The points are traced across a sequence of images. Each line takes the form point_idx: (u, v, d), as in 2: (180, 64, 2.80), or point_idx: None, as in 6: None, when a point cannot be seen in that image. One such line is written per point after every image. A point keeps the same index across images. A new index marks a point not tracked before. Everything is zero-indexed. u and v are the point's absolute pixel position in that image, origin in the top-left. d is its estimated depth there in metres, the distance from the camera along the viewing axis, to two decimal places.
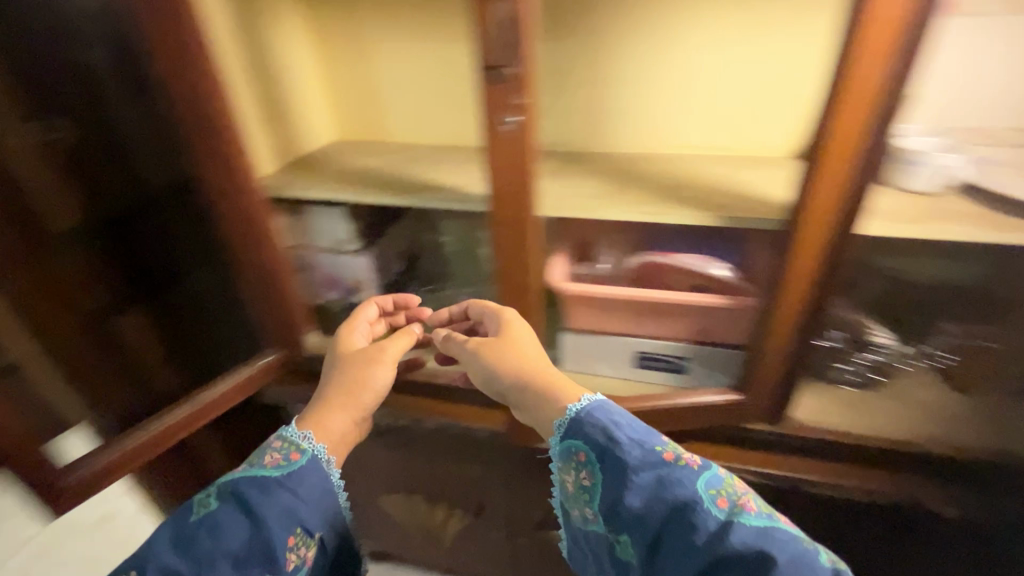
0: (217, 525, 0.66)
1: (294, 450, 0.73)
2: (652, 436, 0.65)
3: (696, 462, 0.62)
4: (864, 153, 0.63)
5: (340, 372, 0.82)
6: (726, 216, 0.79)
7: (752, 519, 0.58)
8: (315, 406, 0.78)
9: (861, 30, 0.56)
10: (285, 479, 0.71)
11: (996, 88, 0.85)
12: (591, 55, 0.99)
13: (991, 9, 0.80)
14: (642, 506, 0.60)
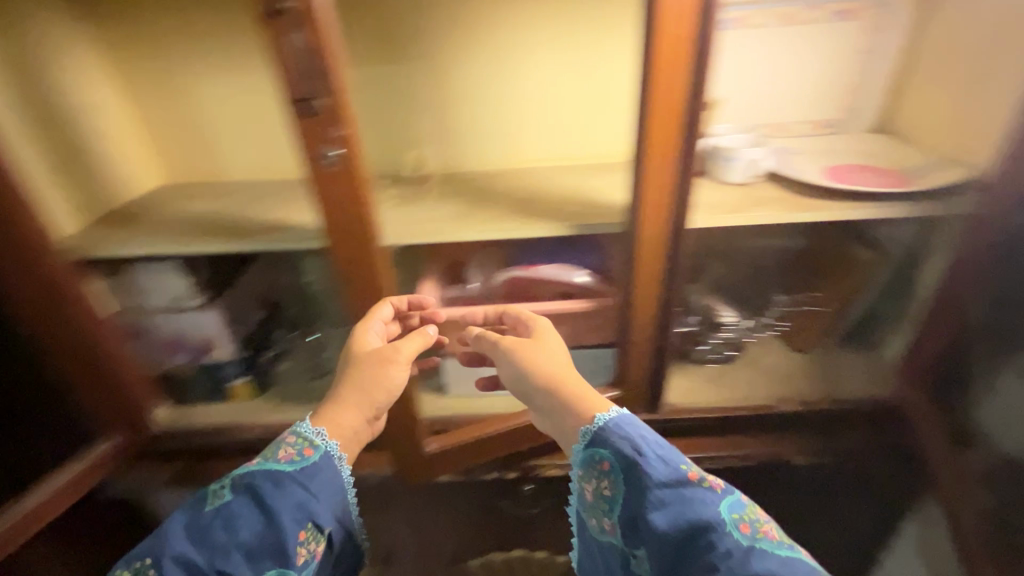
0: (233, 518, 0.55)
1: (310, 445, 0.61)
2: (683, 458, 0.59)
3: (722, 488, 0.57)
4: (677, 155, 0.69)
5: (366, 373, 0.67)
6: (576, 224, 0.82)
7: (783, 552, 0.53)
8: (332, 405, 0.65)
9: (657, 44, 0.61)
10: (302, 475, 0.59)
11: (776, 89, 0.99)
12: (399, 90, 0.99)
13: (760, 23, 0.93)
14: (664, 527, 0.55)
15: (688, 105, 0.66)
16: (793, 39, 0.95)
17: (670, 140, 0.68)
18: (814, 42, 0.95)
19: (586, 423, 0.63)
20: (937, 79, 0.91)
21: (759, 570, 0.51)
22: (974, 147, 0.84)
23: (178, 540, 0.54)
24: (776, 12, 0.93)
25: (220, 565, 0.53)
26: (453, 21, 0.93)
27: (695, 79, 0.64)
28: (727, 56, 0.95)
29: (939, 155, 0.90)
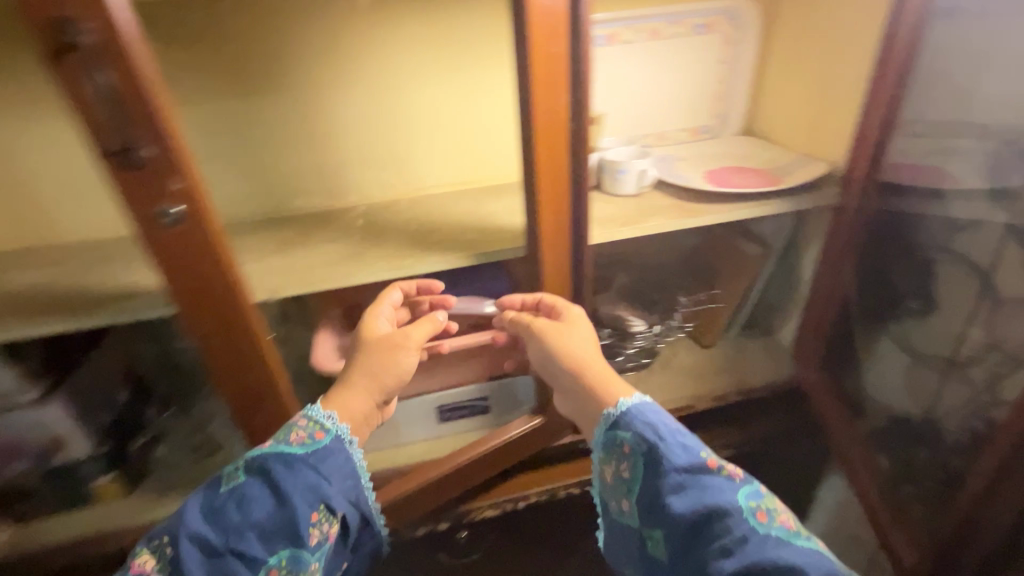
0: (248, 500, 0.59)
1: (320, 429, 0.65)
2: (706, 449, 0.61)
3: (741, 478, 0.58)
4: (567, 176, 0.68)
5: (368, 358, 0.71)
6: (477, 253, 0.78)
7: (798, 541, 0.54)
8: (343, 385, 0.70)
9: (533, 66, 0.59)
10: (313, 460, 0.63)
11: (652, 100, 1.03)
12: (260, 130, 0.91)
13: (630, 39, 0.96)
14: (682, 511, 0.56)
15: (570, 126, 0.65)
16: (662, 53, 0.99)
17: (559, 162, 0.66)
18: (680, 56, 1.00)
19: (612, 406, 0.64)
20: (789, 84, 0.99)
21: (772, 555, 0.52)
22: (828, 143, 0.92)
23: (195, 520, 0.58)
24: (642, 28, 0.96)
25: (236, 547, 0.57)
26: (319, 48, 0.87)
27: (574, 99, 0.63)
28: (604, 71, 0.97)
29: (800, 152, 0.98)
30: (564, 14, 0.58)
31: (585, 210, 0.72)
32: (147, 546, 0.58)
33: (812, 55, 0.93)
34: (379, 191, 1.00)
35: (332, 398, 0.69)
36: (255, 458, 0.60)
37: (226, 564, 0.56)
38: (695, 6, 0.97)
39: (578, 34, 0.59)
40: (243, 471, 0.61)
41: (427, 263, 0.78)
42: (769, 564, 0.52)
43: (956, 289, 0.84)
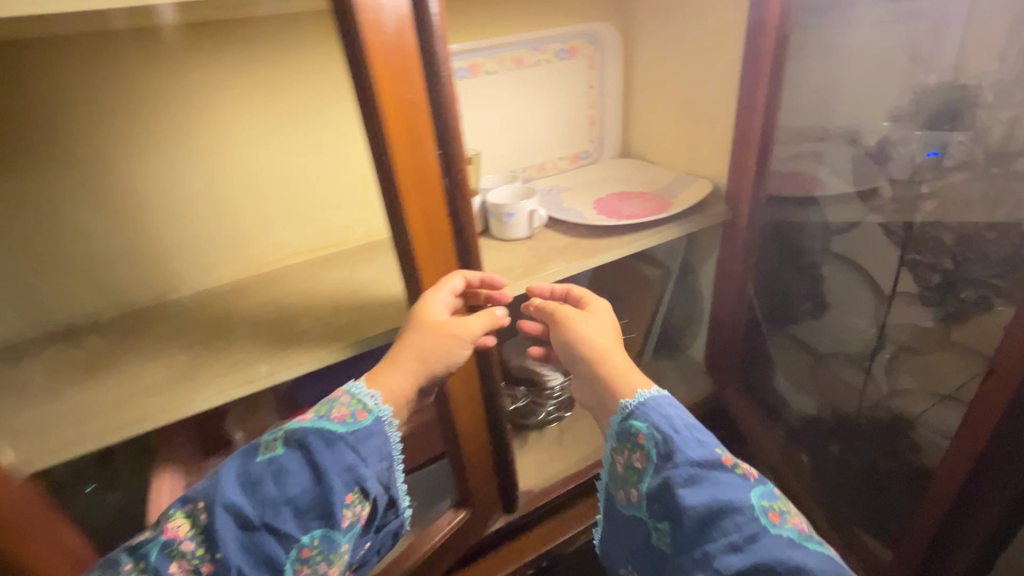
0: (284, 476, 0.50)
1: (364, 408, 0.55)
2: (720, 447, 0.52)
3: (755, 478, 0.51)
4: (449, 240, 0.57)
5: (421, 339, 0.58)
6: (354, 340, 0.63)
7: (812, 546, 0.47)
8: (395, 356, 0.57)
9: (385, 117, 0.46)
10: (355, 438, 0.53)
11: (525, 132, 0.96)
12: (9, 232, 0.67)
13: (492, 70, 0.88)
14: (690, 508, 0.48)
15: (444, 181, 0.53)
16: (528, 82, 0.92)
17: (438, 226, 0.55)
18: (547, 82, 0.94)
19: (626, 398, 0.56)
20: (657, 104, 0.97)
21: (784, 557, 0.44)
22: (705, 161, 0.91)
23: (226, 491, 0.49)
24: (504, 57, 0.89)
25: (270, 525, 0.49)
26: (92, 107, 0.67)
27: (442, 152, 0.52)
28: (471, 106, 0.88)
29: (679, 171, 0.97)
30: (415, 52, 0.46)
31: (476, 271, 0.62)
32: (178, 510, 0.50)
33: (674, 76, 0.92)
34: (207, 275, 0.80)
35: (376, 375, 0.57)
36: (294, 431, 0.52)
37: (258, 543, 0.48)
38: (554, 32, 0.92)
39: (436, 75, 0.48)
40: (281, 443, 0.52)
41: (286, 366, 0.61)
42: (778, 565, 0.44)
43: (844, 288, 0.86)
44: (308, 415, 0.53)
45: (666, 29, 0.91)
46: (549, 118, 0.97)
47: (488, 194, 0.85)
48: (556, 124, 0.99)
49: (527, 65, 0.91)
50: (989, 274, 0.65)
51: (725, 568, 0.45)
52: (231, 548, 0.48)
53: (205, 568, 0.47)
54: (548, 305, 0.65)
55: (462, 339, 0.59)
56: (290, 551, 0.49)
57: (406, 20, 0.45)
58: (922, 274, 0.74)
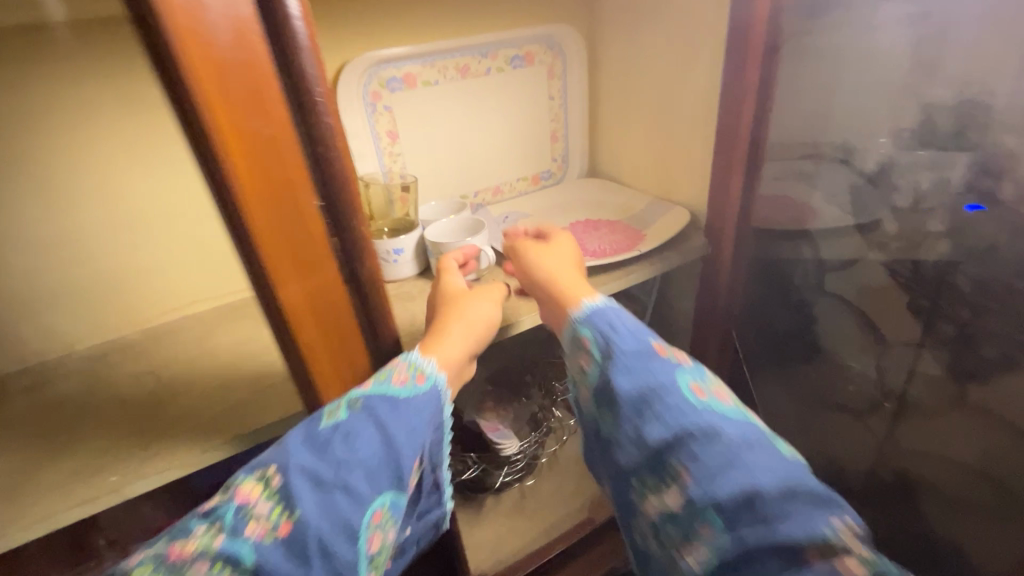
0: (355, 441, 0.43)
1: (422, 373, 0.49)
2: (656, 338, 0.49)
3: (686, 363, 0.47)
4: (348, 309, 0.44)
5: (455, 312, 0.55)
6: (238, 435, 0.49)
7: (734, 415, 0.43)
8: (436, 329, 0.54)
9: (229, 163, 0.32)
10: (419, 405, 0.47)
11: (474, 150, 0.83)
12: None
13: (432, 80, 0.74)
14: (622, 393, 0.45)
15: (334, 237, 0.40)
16: (476, 94, 0.79)
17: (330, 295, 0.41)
18: (497, 94, 0.81)
19: (573, 307, 0.52)
20: (626, 118, 0.84)
21: (703, 423, 0.42)
22: (681, 186, 0.79)
23: (301, 454, 0.42)
24: (446, 65, 0.75)
25: (351, 490, 0.42)
26: None
27: (326, 201, 0.38)
28: (406, 123, 0.75)
29: (651, 195, 0.84)
30: (269, 69, 0.32)
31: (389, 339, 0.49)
32: (243, 477, 0.42)
33: (646, 87, 0.79)
34: (67, 341, 0.64)
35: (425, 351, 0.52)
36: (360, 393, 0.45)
37: (338, 509, 0.41)
38: (505, 35, 0.78)
39: (306, 100, 0.34)
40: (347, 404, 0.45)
41: (155, 471, 0.46)
42: (697, 432, 0.41)
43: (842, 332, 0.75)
44: (368, 383, 0.47)
45: (635, 32, 0.77)
46: (500, 134, 0.84)
47: (429, 228, 0.73)
48: (508, 141, 0.86)
49: (472, 75, 0.78)
50: (1018, 332, 0.55)
51: (654, 447, 0.43)
52: (312, 510, 0.40)
53: (285, 531, 0.40)
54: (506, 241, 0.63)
55: (488, 300, 0.57)
56: (364, 518, 0.43)
57: (249, 25, 0.30)
58: (937, 326, 0.63)
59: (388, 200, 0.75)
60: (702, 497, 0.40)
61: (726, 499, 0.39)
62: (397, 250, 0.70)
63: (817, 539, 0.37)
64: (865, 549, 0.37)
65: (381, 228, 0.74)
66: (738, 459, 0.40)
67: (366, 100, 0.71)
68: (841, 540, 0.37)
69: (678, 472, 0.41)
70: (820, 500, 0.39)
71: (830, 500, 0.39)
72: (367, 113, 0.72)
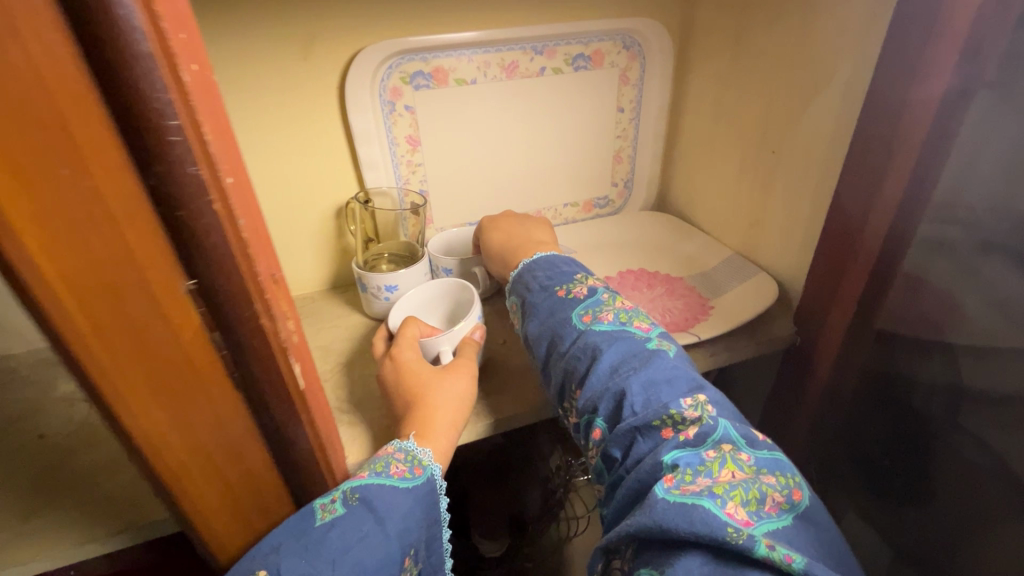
0: (350, 537, 0.35)
1: (419, 464, 0.41)
2: (571, 276, 0.51)
3: (586, 292, 0.48)
4: (248, 429, 0.30)
5: (441, 390, 0.47)
6: (129, 524, 0.38)
7: (626, 337, 0.44)
8: (419, 410, 0.45)
9: (7, 236, 0.20)
10: (421, 499, 0.40)
11: (512, 166, 0.68)
12: None
13: (469, 78, 0.60)
14: (532, 332, 0.49)
15: (215, 330, 0.27)
16: (523, 99, 0.64)
17: (209, 409, 0.28)
18: (553, 98, 0.65)
19: (515, 269, 0.55)
20: (714, 149, 0.66)
21: (591, 351, 0.43)
22: (771, 248, 0.60)
23: (297, 555, 0.33)
24: (489, 61, 0.60)
25: None
26: None
27: (202, 282, 0.25)
28: (431, 128, 0.61)
29: (729, 251, 0.66)
30: (85, 88, 0.19)
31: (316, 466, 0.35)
32: None
33: (746, 113, 0.60)
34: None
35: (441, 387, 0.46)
36: (358, 489, 0.37)
37: None
38: (571, 27, 0.62)
39: (153, 137, 0.21)
40: (343, 500, 0.36)
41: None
42: (580, 352, 0.44)
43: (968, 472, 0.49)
44: (365, 472, 0.39)
45: (739, 38, 0.58)
46: (552, 147, 0.69)
47: (443, 260, 0.62)
48: (560, 158, 0.70)
49: (520, 72, 0.62)
50: None
51: (556, 371, 0.45)
52: None
53: None
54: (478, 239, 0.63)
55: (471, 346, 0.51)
56: None
57: (40, 14, 0.18)
58: None
59: (398, 220, 0.63)
60: (584, 405, 0.42)
61: (601, 403, 0.41)
62: (391, 288, 0.58)
63: (667, 417, 0.38)
64: (716, 419, 0.37)
65: (379, 253, 0.63)
66: (623, 383, 0.40)
67: (383, 97, 0.58)
68: (690, 414, 0.38)
69: (572, 390, 0.43)
70: (682, 386, 0.40)
71: (703, 401, 0.38)
72: (384, 113, 0.59)
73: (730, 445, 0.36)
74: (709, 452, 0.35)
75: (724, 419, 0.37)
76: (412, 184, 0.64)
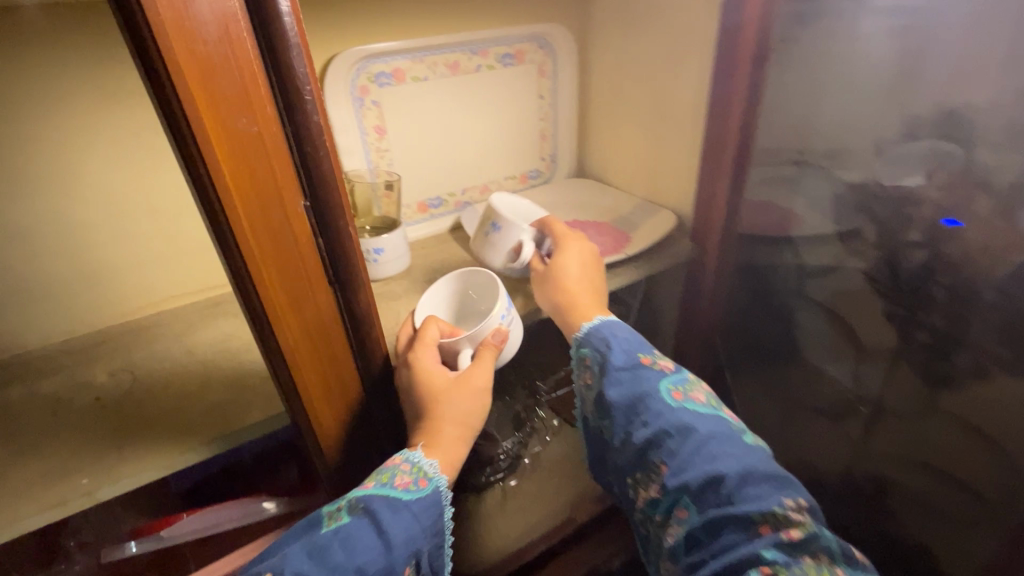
0: (353, 548, 0.43)
1: (424, 476, 0.49)
2: (650, 349, 0.55)
3: (671, 369, 0.53)
4: (337, 324, 0.43)
5: (452, 402, 0.52)
6: (217, 435, 0.48)
7: (711, 414, 0.49)
8: (432, 422, 0.51)
9: (210, 165, 0.32)
10: (419, 513, 0.47)
11: (462, 149, 0.82)
12: None
13: (422, 76, 0.74)
14: (612, 396, 0.52)
15: (318, 237, 0.39)
16: (467, 91, 0.79)
17: (314, 295, 0.40)
18: (488, 91, 0.81)
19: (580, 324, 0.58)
20: (616, 120, 0.85)
21: (682, 424, 0.47)
22: (668, 189, 0.80)
23: (309, 563, 0.42)
24: (436, 61, 0.75)
25: None
26: None
27: (314, 200, 0.37)
28: (395, 119, 0.74)
29: (639, 198, 0.85)
30: (255, 67, 0.31)
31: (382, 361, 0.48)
32: None
33: (637, 89, 0.79)
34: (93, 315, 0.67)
35: (456, 376, 0.54)
36: (359, 496, 0.45)
37: None
38: (497, 32, 0.78)
39: (293, 97, 0.33)
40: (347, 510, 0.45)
41: (122, 479, 0.44)
42: (673, 429, 0.47)
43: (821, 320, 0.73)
44: (371, 483, 0.47)
45: (622, 34, 0.78)
46: (491, 131, 0.84)
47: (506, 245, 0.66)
48: (498, 139, 0.85)
49: (463, 70, 0.77)
50: (993, 343, 0.55)
51: (638, 440, 0.49)
52: None
53: None
54: (548, 218, 0.67)
55: (490, 356, 0.55)
56: None
57: (236, 19, 0.30)
58: (911, 332, 0.62)
59: (372, 197, 0.74)
60: (674, 483, 0.45)
61: (693, 483, 0.45)
62: (378, 250, 0.70)
63: (771, 516, 0.42)
64: (816, 528, 0.43)
65: (361, 227, 0.73)
66: (722, 469, 0.44)
67: (354, 93, 0.70)
68: (793, 517, 0.42)
69: (657, 465, 0.47)
70: (779, 485, 0.45)
71: (802, 508, 0.44)
72: (355, 107, 0.71)
73: (829, 557, 0.42)
74: (808, 560, 0.41)
75: (821, 529, 0.43)
76: (380, 167, 0.76)
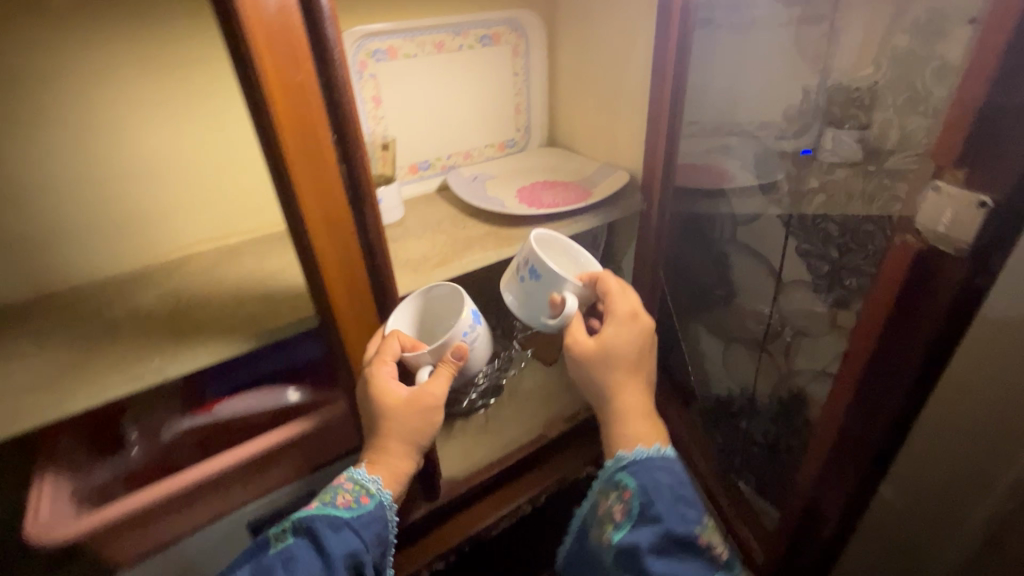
0: (296, 560, 0.55)
1: (366, 493, 0.61)
2: (702, 518, 0.56)
3: (717, 559, 0.56)
4: (355, 240, 0.55)
5: (400, 418, 0.61)
6: (256, 333, 0.60)
7: None
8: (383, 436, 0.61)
9: (269, 105, 0.44)
10: (356, 526, 0.59)
11: (448, 118, 0.95)
12: None
13: (412, 53, 0.86)
14: (651, 564, 0.52)
15: (341, 167, 0.51)
16: (450, 68, 0.91)
17: (338, 212, 0.52)
18: (468, 68, 0.93)
19: (629, 450, 0.59)
20: (579, 93, 0.98)
21: None
22: (622, 153, 0.94)
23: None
24: (423, 41, 0.87)
25: None
26: None
27: (339, 136, 0.50)
28: (388, 90, 0.86)
29: (600, 161, 0.99)
30: (300, 33, 0.44)
31: (389, 276, 0.60)
32: None
33: (596, 66, 0.92)
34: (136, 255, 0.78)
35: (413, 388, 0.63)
36: (302, 518, 0.58)
37: None
38: (476, 16, 0.90)
39: (326, 56, 0.46)
40: (291, 531, 0.57)
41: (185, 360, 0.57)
42: None
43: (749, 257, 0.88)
44: (315, 504, 0.60)
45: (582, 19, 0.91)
46: (472, 103, 0.96)
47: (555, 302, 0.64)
48: (479, 111, 0.98)
49: (446, 49, 0.89)
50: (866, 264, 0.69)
51: None
52: None
53: None
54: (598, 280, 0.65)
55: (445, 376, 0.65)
56: None
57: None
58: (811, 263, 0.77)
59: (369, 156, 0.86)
60: None
61: None
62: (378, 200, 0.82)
63: None
64: None
65: None
66: None
67: (353, 68, 0.82)
68: None
69: None
70: None
71: None
72: (355, 80, 0.83)
73: None
74: None
75: None
76: (376, 132, 0.88)
